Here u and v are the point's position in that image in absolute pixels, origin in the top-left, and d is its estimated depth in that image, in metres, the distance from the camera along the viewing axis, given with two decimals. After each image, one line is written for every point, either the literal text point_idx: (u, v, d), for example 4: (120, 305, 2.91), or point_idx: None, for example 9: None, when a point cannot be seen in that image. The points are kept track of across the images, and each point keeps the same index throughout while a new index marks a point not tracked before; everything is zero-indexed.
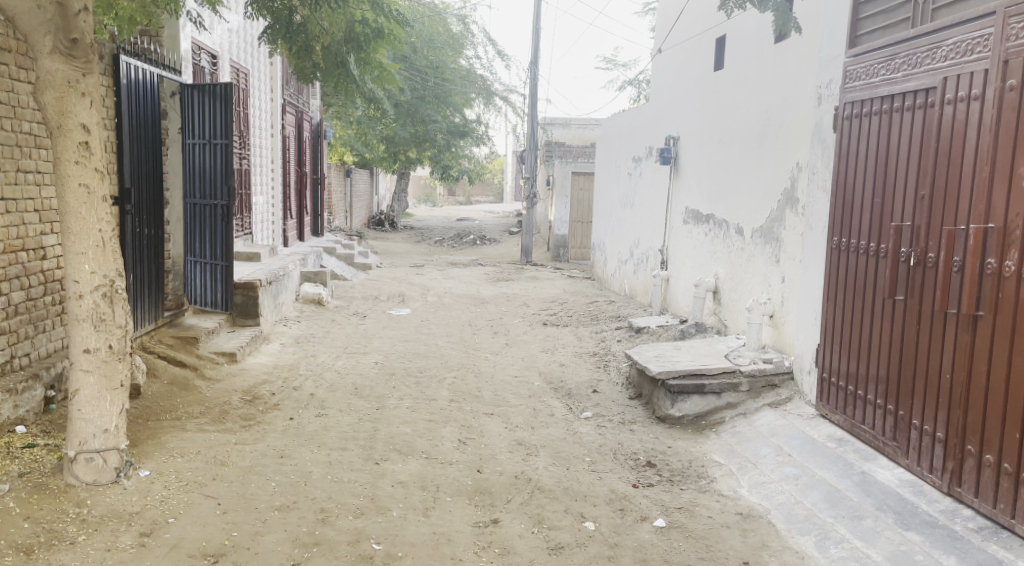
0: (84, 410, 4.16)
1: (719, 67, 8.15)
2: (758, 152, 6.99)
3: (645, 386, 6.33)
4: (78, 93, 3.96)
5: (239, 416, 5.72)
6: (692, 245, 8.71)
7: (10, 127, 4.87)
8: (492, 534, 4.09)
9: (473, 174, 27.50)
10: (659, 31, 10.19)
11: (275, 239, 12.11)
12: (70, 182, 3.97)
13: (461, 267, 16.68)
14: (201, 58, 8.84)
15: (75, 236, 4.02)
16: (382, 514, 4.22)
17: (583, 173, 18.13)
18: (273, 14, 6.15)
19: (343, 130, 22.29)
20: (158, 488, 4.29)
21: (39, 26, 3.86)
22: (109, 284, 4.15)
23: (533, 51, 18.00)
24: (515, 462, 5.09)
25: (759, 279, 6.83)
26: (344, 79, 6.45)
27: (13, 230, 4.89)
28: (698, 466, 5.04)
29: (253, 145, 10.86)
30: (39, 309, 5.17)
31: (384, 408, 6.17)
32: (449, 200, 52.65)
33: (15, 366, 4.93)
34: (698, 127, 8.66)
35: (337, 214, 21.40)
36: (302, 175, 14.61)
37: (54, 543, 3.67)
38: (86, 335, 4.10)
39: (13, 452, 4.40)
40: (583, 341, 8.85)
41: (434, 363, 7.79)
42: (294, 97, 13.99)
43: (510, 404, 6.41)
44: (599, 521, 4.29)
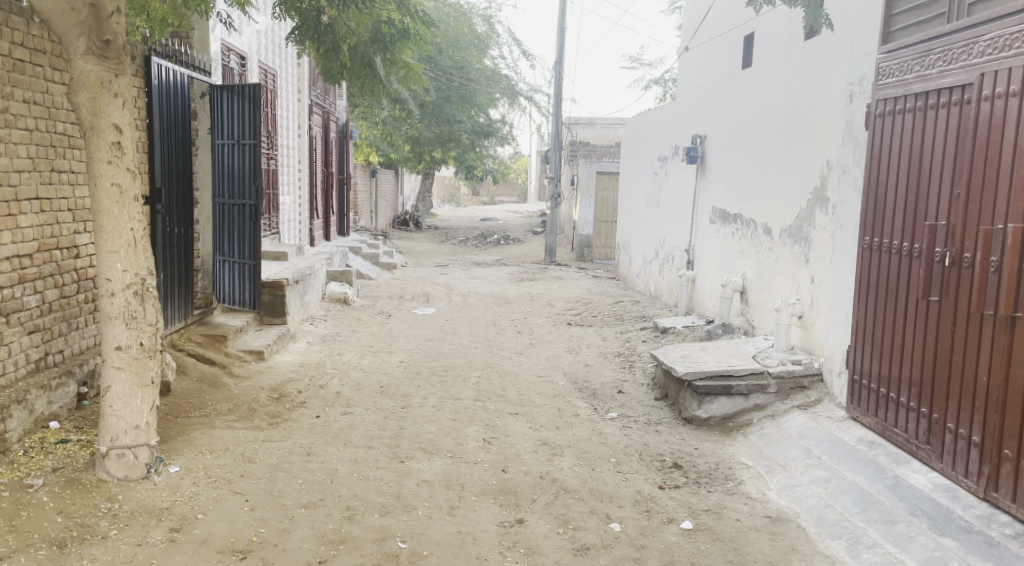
0: (116, 407, 4.21)
1: (747, 66, 8.06)
2: (787, 150, 6.92)
3: (672, 386, 6.29)
4: (111, 93, 4.02)
5: (267, 413, 5.78)
6: (719, 244, 8.64)
7: (47, 128, 4.89)
8: (517, 534, 4.08)
9: (497, 174, 27.46)
10: (686, 29, 10.08)
11: (302, 239, 12.21)
12: (102, 182, 4.03)
13: (485, 266, 16.69)
14: (231, 60, 8.93)
15: (107, 235, 4.08)
16: (408, 513, 4.23)
17: (608, 173, 17.98)
18: (301, 14, 6.17)
19: (369, 130, 22.37)
20: (187, 484, 4.34)
21: (72, 27, 3.91)
22: (140, 282, 4.20)
23: (559, 51, 17.96)
24: (540, 462, 5.08)
25: (788, 279, 6.76)
26: (370, 79, 6.47)
27: (47, 229, 4.94)
28: (725, 468, 4.98)
29: (281, 146, 10.97)
30: (72, 307, 5.23)
31: (410, 406, 6.20)
32: (474, 200, 52.90)
33: (49, 362, 4.98)
34: (725, 126, 8.60)
35: (363, 214, 21.52)
36: (328, 175, 14.70)
37: (86, 537, 3.71)
38: (117, 333, 4.15)
39: (46, 448, 4.47)
40: (608, 341, 8.82)
41: (459, 362, 7.80)
42: (321, 97, 14.10)
43: (535, 404, 6.41)
44: (625, 522, 4.27)
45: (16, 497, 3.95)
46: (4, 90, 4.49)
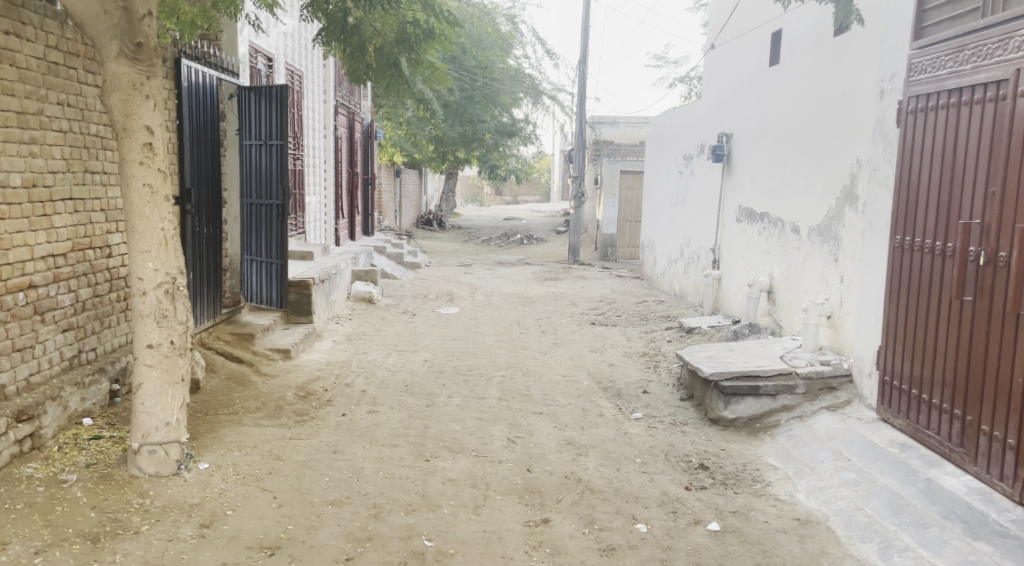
0: (148, 404, 4.27)
1: (774, 63, 7.98)
2: (815, 148, 6.85)
3: (698, 387, 6.24)
4: (143, 95, 4.07)
5: (294, 411, 5.83)
6: (746, 243, 8.57)
7: (81, 130, 4.97)
8: (542, 534, 4.08)
9: (520, 174, 27.43)
10: (712, 26, 10.00)
11: (328, 238, 12.29)
12: (134, 182, 4.09)
13: (508, 266, 16.69)
14: (258, 61, 9.02)
15: (139, 235, 4.14)
16: (433, 511, 4.25)
17: (632, 173, 17.88)
18: (328, 16, 6.20)
19: (393, 130, 22.45)
20: (216, 480, 4.39)
21: (106, 30, 3.97)
22: (171, 281, 4.25)
23: (583, 50, 17.91)
24: (565, 462, 5.08)
25: (817, 278, 6.69)
26: (396, 79, 6.50)
27: (80, 229, 5.02)
28: (752, 470, 4.94)
29: (307, 147, 11.06)
30: (105, 305, 5.31)
31: (434, 405, 6.22)
32: (497, 200, 52.93)
33: (82, 360, 5.06)
34: (752, 123, 8.52)
35: (387, 214, 21.61)
36: (353, 175, 14.78)
37: (119, 532, 3.77)
38: (149, 331, 4.21)
39: (80, 444, 4.54)
40: (633, 341, 8.78)
41: (483, 361, 7.81)
42: (347, 98, 14.19)
43: (559, 404, 6.40)
44: (652, 522, 4.25)
45: (51, 492, 4.02)
46: (39, 92, 4.56)
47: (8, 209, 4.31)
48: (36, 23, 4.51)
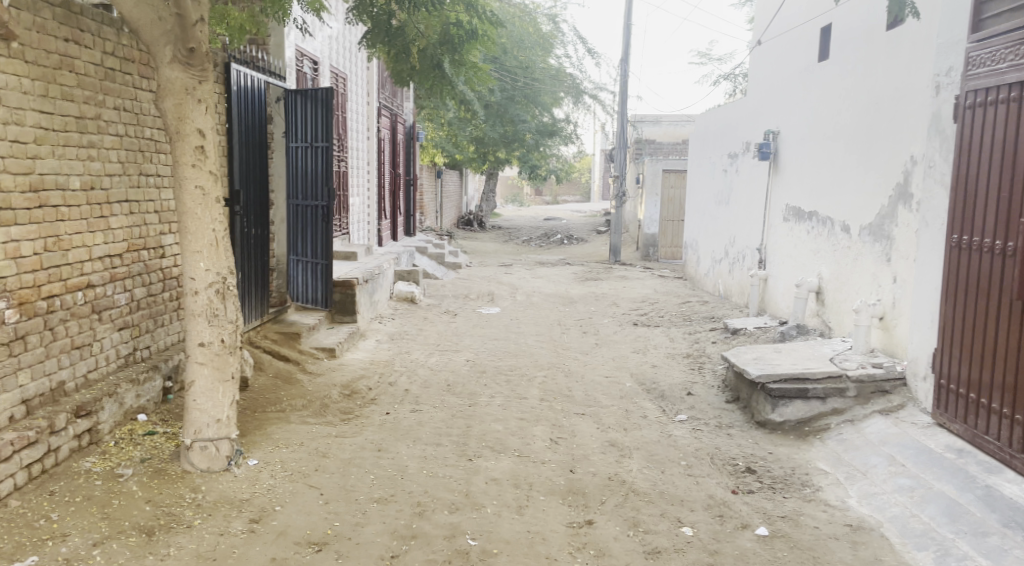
0: (199, 401, 4.35)
1: (823, 58, 7.83)
2: (867, 145, 6.70)
3: (744, 389, 6.15)
4: (195, 99, 4.15)
5: (339, 409, 5.90)
6: (793, 243, 8.43)
7: (136, 134, 5.08)
8: (586, 535, 4.06)
9: (561, 173, 27.38)
10: (759, 22, 9.85)
11: (371, 239, 12.41)
12: (187, 185, 4.17)
13: (549, 266, 16.68)
14: (305, 64, 9.15)
15: (191, 236, 4.22)
16: (477, 510, 4.25)
17: (674, 171, 17.66)
18: (373, 19, 6.27)
19: (434, 131, 22.57)
20: (265, 476, 4.45)
21: (160, 36, 4.06)
22: (222, 281, 4.32)
23: (625, 48, 17.79)
24: (609, 463, 5.04)
25: (868, 279, 6.55)
26: (438, 80, 6.54)
27: (135, 230, 5.13)
28: (801, 474, 4.85)
29: (351, 148, 11.19)
30: (158, 304, 5.42)
31: (477, 405, 6.23)
32: (537, 200, 52.94)
33: (137, 357, 5.18)
34: (800, 120, 8.38)
35: (428, 214, 21.74)
36: (396, 176, 14.90)
37: (173, 526, 3.84)
38: (201, 330, 4.29)
39: (135, 439, 4.65)
40: (676, 342, 8.69)
41: (525, 362, 7.81)
42: (389, 99, 14.32)
43: (602, 405, 6.36)
44: (698, 526, 4.20)
45: (108, 486, 4.12)
46: (97, 97, 4.67)
47: (67, 211, 4.43)
48: (93, 30, 4.62)
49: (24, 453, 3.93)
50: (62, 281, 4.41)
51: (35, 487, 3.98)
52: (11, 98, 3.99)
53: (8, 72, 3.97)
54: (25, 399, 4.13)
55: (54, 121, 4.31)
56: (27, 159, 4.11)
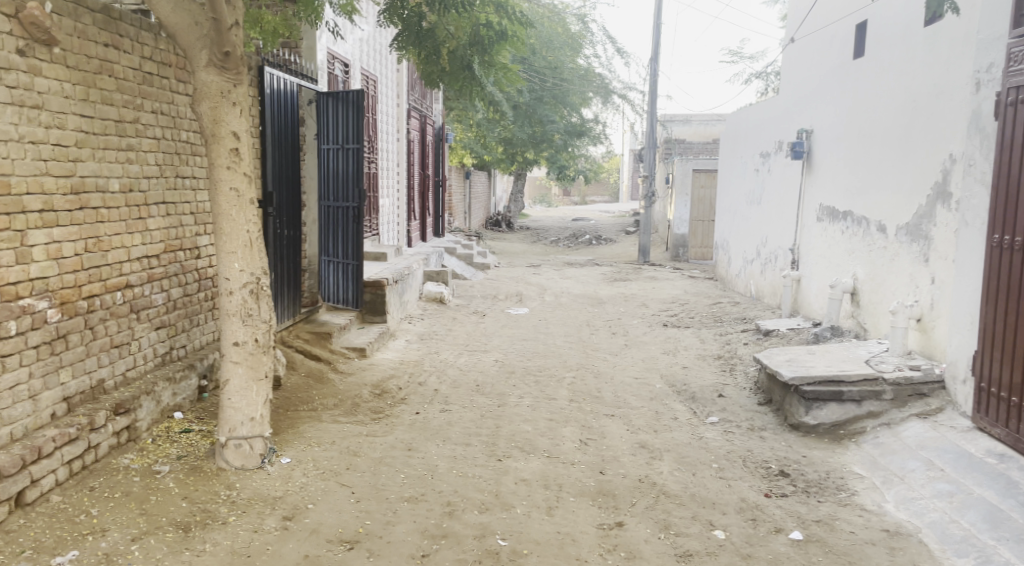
0: (234, 400, 4.40)
1: (859, 55, 7.71)
2: (904, 143, 6.60)
3: (777, 391, 6.08)
4: (230, 102, 4.20)
5: (370, 408, 5.93)
6: (827, 243, 8.32)
7: (172, 136, 5.15)
8: (617, 537, 4.04)
9: (589, 173, 27.31)
10: (792, 20, 9.73)
11: (400, 240, 12.48)
12: (222, 187, 4.23)
13: (578, 267, 16.64)
14: (336, 67, 9.22)
15: (226, 236, 4.27)
16: (507, 511, 4.25)
17: (704, 171, 17.44)
18: (404, 21, 6.28)
19: (463, 133, 22.63)
20: (298, 474, 4.49)
21: (196, 41, 4.12)
22: (256, 281, 4.37)
23: (655, 47, 17.69)
24: (639, 465, 5.01)
25: (905, 280, 6.44)
26: (468, 82, 6.55)
27: (172, 231, 5.20)
28: (836, 478, 4.78)
29: (381, 150, 11.28)
30: (194, 304, 5.49)
31: (506, 405, 6.23)
32: (565, 200, 52.88)
33: (173, 356, 5.26)
34: (834, 118, 8.26)
35: (457, 215, 21.81)
36: (425, 177, 14.97)
37: (209, 522, 3.89)
38: (235, 329, 4.34)
39: (172, 437, 4.72)
40: (707, 343, 8.61)
41: (553, 362, 7.79)
42: (419, 101, 14.40)
43: (632, 406, 6.32)
44: (730, 529, 4.15)
45: (146, 482, 4.19)
46: (135, 101, 4.74)
47: (107, 212, 4.50)
48: (132, 35, 4.69)
49: (65, 450, 4.01)
50: (102, 282, 4.48)
51: (75, 483, 4.05)
52: (53, 103, 4.07)
53: (50, 77, 4.04)
54: (66, 397, 4.21)
55: (95, 124, 4.39)
56: (68, 162, 4.18)
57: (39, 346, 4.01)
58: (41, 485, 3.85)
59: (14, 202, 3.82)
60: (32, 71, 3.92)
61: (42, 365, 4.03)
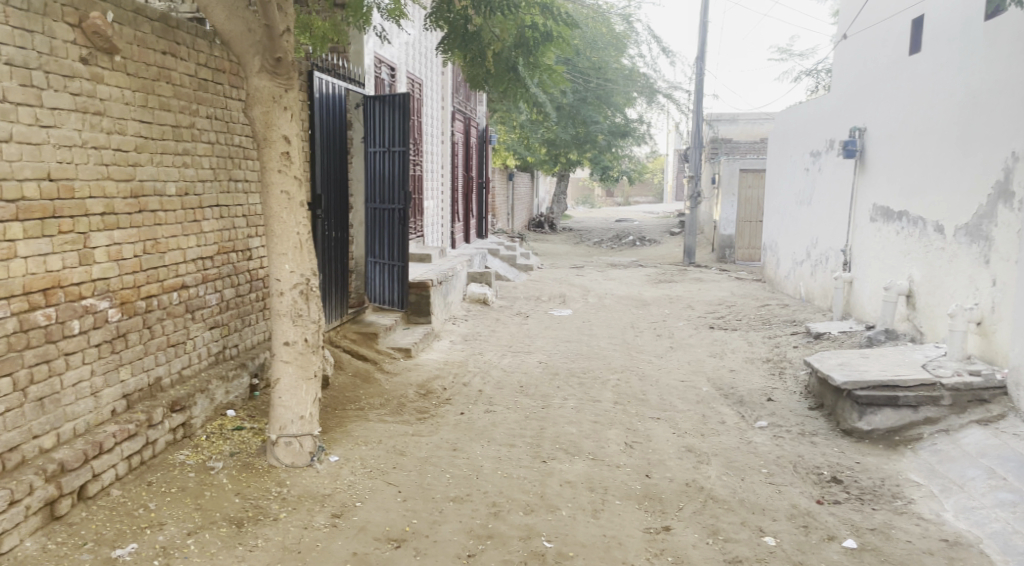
0: (284, 398, 4.46)
1: (914, 51, 7.51)
2: (963, 140, 6.41)
3: (829, 396, 5.95)
4: (281, 107, 4.26)
5: (415, 408, 5.96)
6: (881, 244, 8.13)
7: (226, 141, 5.25)
8: (664, 541, 3.99)
9: (633, 174, 27.14)
10: (844, 16, 9.52)
11: (445, 242, 12.54)
12: (273, 190, 4.29)
13: (622, 268, 16.53)
14: (383, 71, 9.31)
15: (277, 238, 4.34)
16: (552, 513, 4.23)
17: (751, 170, 17.22)
18: (450, 24, 6.27)
19: (506, 135, 22.63)
20: (346, 473, 4.53)
21: (249, 47, 4.19)
22: (306, 282, 4.42)
23: (701, 46, 17.50)
24: (686, 469, 4.95)
25: (964, 282, 6.27)
26: (513, 83, 6.49)
27: (225, 233, 5.30)
28: (891, 485, 4.66)
29: (426, 152, 11.35)
30: (246, 305, 5.59)
31: (550, 407, 6.21)
32: (608, 201, 52.61)
33: (226, 355, 5.35)
34: (889, 116, 8.06)
35: (500, 217, 21.84)
36: (469, 179, 15.03)
37: (260, 518, 3.95)
38: (285, 329, 4.40)
39: (225, 434, 4.81)
40: (755, 346, 8.47)
41: (598, 364, 7.74)
42: (463, 104, 14.47)
43: (678, 409, 6.25)
44: (781, 536, 4.07)
45: (200, 478, 4.27)
46: (191, 107, 4.84)
47: (164, 215, 4.61)
48: (188, 43, 4.79)
49: (124, 445, 4.10)
50: (159, 282, 4.58)
51: (134, 477, 4.15)
52: (114, 109, 4.17)
53: (111, 84, 4.14)
54: (125, 394, 4.31)
55: (153, 130, 4.49)
56: (129, 166, 4.28)
57: (101, 345, 4.11)
58: (102, 479, 3.95)
59: (78, 205, 3.92)
60: (95, 78, 4.03)
61: (103, 363, 4.13)
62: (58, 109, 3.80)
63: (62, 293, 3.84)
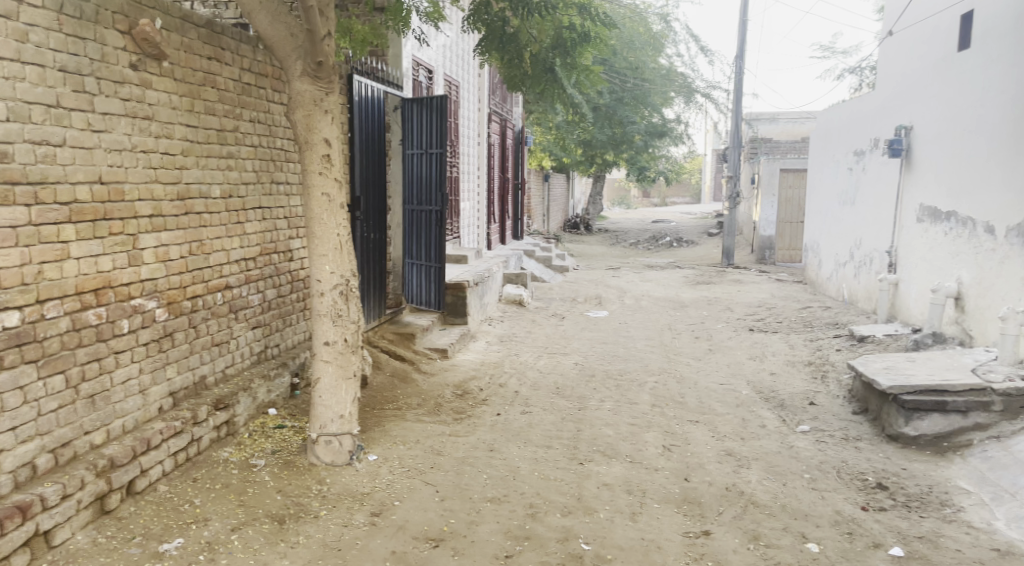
0: (324, 398, 4.50)
1: (963, 48, 7.32)
2: (1014, 138, 6.23)
3: (874, 400, 5.82)
4: (322, 110, 4.29)
5: (452, 408, 5.97)
6: (928, 245, 7.95)
7: (268, 144, 5.31)
8: (703, 546, 3.93)
9: (670, 174, 26.95)
10: (889, 12, 9.31)
11: (481, 243, 12.56)
12: (314, 192, 4.32)
13: (659, 269, 16.40)
14: (420, 73, 9.36)
15: (317, 240, 4.37)
16: (589, 515, 4.20)
17: (793, 171, 17.00)
18: (487, 26, 6.19)
19: (542, 136, 22.57)
20: (385, 472, 4.55)
21: (292, 51, 4.23)
22: (346, 283, 4.45)
23: (740, 45, 17.29)
24: (726, 473, 4.88)
25: (1017, 284, 6.10)
26: (551, 84, 6.50)
27: (268, 234, 5.36)
28: (940, 493, 4.54)
29: (462, 153, 11.37)
30: (287, 305, 5.65)
31: (586, 409, 6.18)
32: (645, 202, 52.27)
33: (268, 355, 5.42)
34: (936, 115, 7.87)
35: (536, 218, 21.81)
36: (504, 181, 15.03)
37: (302, 515, 3.98)
38: (326, 329, 4.44)
39: (266, 432, 4.87)
40: (796, 349, 8.33)
41: (634, 366, 7.68)
42: (499, 105, 14.47)
43: (717, 413, 6.17)
44: (824, 543, 3.99)
45: (243, 475, 4.32)
46: (235, 111, 4.91)
47: (209, 217, 4.68)
48: (233, 48, 4.85)
49: (171, 442, 4.17)
50: (204, 283, 4.65)
51: (180, 473, 4.22)
52: (162, 113, 4.24)
53: (159, 89, 4.21)
54: (172, 392, 4.38)
55: (198, 134, 4.56)
56: (176, 169, 4.36)
57: (149, 344, 4.19)
58: (150, 474, 4.02)
59: (127, 208, 4.00)
60: (144, 84, 4.10)
61: (151, 361, 4.21)
62: (109, 114, 3.87)
63: (112, 293, 3.91)
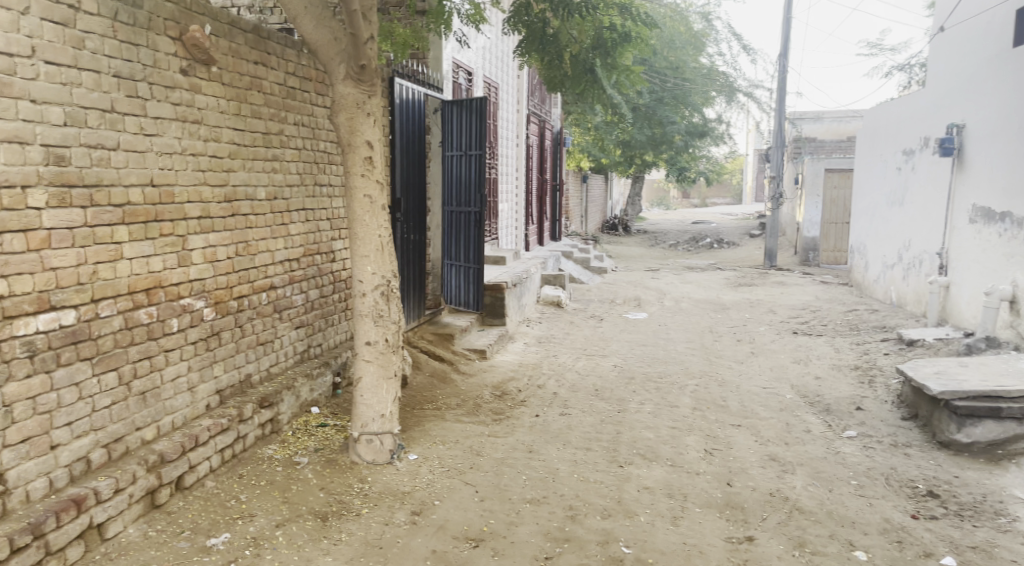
0: (366, 397, 4.52)
1: (1019, 44, 7.11)
2: None
3: (924, 406, 5.67)
4: (365, 113, 4.32)
5: (491, 409, 5.97)
6: (980, 247, 7.73)
7: (312, 146, 5.36)
8: (747, 552, 3.86)
9: (711, 174, 26.67)
10: (940, 9, 9.08)
11: (519, 244, 12.55)
12: (357, 194, 4.35)
13: (699, 271, 16.22)
14: (460, 75, 9.38)
15: (360, 241, 4.40)
16: (630, 518, 4.15)
17: (838, 171, 16.80)
18: (527, 27, 6.23)
19: (581, 137, 22.48)
20: (425, 471, 4.56)
21: (335, 55, 4.27)
22: (387, 283, 4.47)
23: (784, 43, 17.02)
24: (770, 479, 4.79)
25: None
26: (591, 85, 6.46)
27: (311, 235, 5.42)
28: (994, 502, 4.40)
29: (501, 154, 11.37)
30: (329, 305, 5.70)
31: (626, 411, 6.12)
32: (684, 203, 51.77)
33: (311, 354, 5.47)
34: (990, 113, 7.65)
35: (574, 219, 21.72)
36: (543, 182, 15.00)
37: (344, 513, 4.01)
38: (367, 330, 4.46)
39: (309, 430, 4.91)
40: (841, 353, 8.16)
41: (675, 369, 7.60)
42: (538, 106, 14.44)
43: (760, 417, 6.06)
44: (873, 551, 3.89)
45: (287, 472, 4.37)
46: (280, 114, 4.96)
47: (255, 218, 4.74)
48: (278, 52, 4.91)
49: (218, 439, 4.23)
50: (250, 283, 4.71)
51: (226, 470, 4.28)
52: (210, 117, 4.30)
53: (208, 93, 4.28)
54: (219, 389, 4.45)
55: (245, 136, 4.62)
56: (223, 172, 4.42)
57: (197, 342, 4.25)
58: (198, 470, 4.08)
59: (177, 209, 4.06)
60: (193, 88, 4.16)
61: (200, 359, 4.27)
62: (160, 118, 3.94)
63: (163, 293, 3.98)
